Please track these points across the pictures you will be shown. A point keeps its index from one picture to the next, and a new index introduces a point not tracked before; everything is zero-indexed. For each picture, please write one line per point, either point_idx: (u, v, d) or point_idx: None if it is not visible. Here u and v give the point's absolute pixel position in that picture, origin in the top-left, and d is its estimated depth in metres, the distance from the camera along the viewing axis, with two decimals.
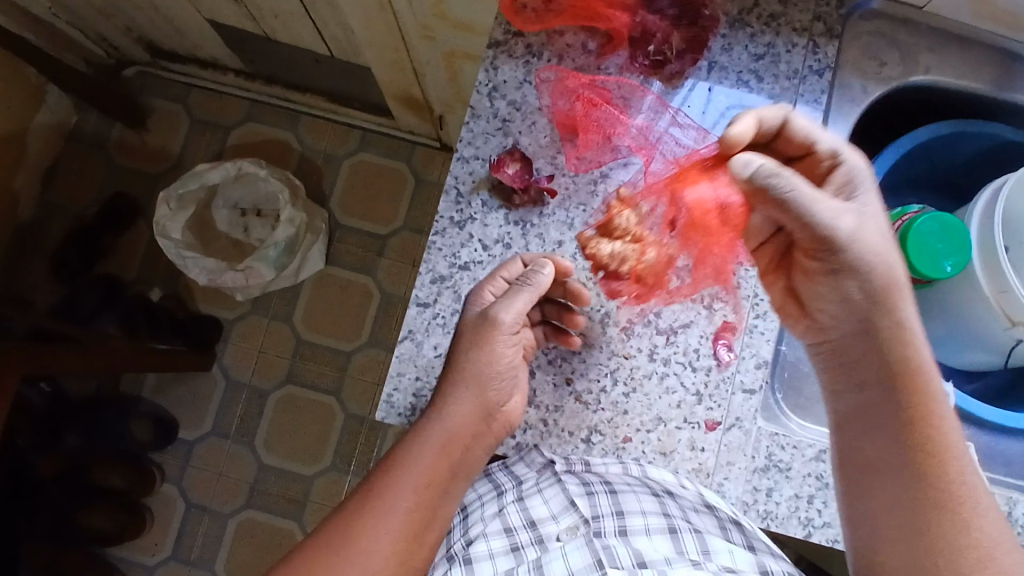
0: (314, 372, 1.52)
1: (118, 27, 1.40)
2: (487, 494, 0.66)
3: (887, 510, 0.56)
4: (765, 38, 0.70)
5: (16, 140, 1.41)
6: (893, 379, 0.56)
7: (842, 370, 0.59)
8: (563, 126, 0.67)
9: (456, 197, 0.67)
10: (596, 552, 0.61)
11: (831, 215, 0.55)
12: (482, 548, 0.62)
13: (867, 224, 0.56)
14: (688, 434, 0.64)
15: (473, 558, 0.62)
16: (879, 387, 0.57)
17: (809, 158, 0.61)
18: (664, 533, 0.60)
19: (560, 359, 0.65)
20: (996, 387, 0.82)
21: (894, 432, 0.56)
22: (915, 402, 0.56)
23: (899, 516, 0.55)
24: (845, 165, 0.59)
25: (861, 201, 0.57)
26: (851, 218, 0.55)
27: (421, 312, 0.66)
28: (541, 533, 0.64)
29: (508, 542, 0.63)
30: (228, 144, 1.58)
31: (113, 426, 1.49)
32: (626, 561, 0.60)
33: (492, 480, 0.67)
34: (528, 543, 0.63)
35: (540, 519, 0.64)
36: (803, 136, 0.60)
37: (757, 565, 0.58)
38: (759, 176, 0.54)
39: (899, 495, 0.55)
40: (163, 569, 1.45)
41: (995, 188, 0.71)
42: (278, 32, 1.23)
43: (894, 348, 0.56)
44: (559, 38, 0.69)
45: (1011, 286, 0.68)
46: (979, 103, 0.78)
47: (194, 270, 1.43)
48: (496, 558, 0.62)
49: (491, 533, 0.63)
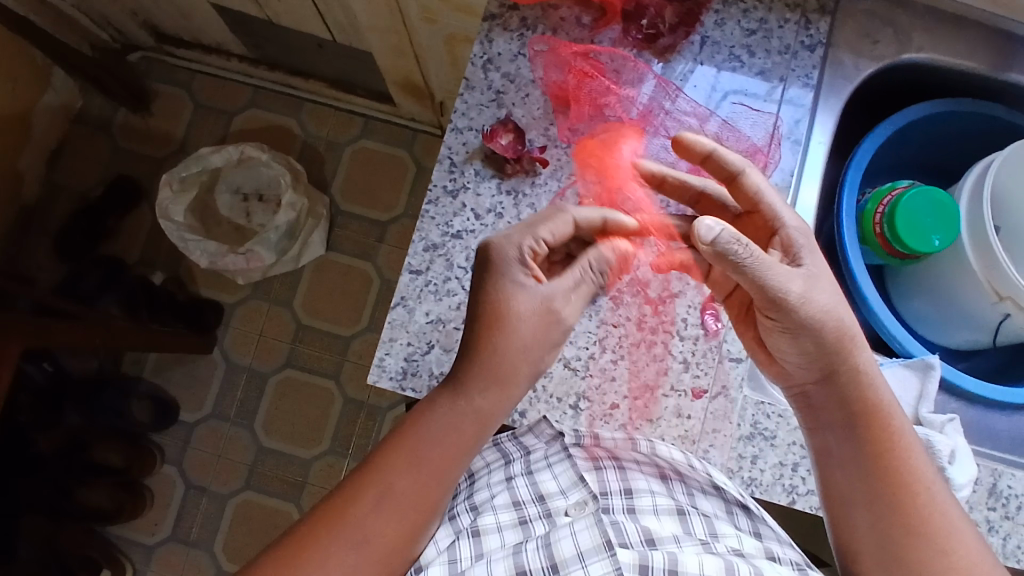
0: (314, 356, 1.53)
1: (123, 10, 1.41)
2: (494, 462, 0.66)
3: (868, 535, 0.58)
4: (758, 13, 0.71)
5: (22, 121, 1.43)
6: (856, 413, 0.60)
7: (811, 404, 0.62)
8: (556, 98, 0.68)
9: (449, 167, 0.68)
10: (605, 530, 0.57)
11: (784, 280, 0.57)
12: (490, 520, 0.61)
13: (817, 287, 0.59)
14: (675, 401, 0.66)
15: (480, 530, 0.61)
16: (842, 427, 0.60)
17: (758, 211, 0.63)
18: (672, 514, 0.60)
19: None
20: (985, 368, 0.83)
21: (862, 464, 0.59)
22: (880, 436, 0.59)
23: (879, 539, 0.58)
24: (788, 230, 0.61)
25: (808, 265, 0.60)
26: (802, 286, 0.58)
27: (414, 279, 0.67)
28: (549, 507, 0.62)
29: (516, 515, 0.62)
30: (231, 129, 1.59)
31: (111, 402, 1.50)
32: (635, 537, 0.58)
33: (500, 448, 0.67)
34: (537, 516, 0.62)
35: (549, 494, 0.63)
36: (752, 193, 0.62)
37: (764, 551, 0.58)
38: (721, 242, 0.55)
39: (876, 522, 0.58)
40: (162, 548, 1.47)
41: (983, 165, 0.73)
42: (280, 16, 1.24)
43: (857, 390, 0.60)
44: (554, 12, 0.70)
45: (999, 260, 0.68)
46: (973, 83, 0.79)
47: (195, 252, 1.43)
48: (504, 530, 0.61)
49: (499, 507, 0.62)
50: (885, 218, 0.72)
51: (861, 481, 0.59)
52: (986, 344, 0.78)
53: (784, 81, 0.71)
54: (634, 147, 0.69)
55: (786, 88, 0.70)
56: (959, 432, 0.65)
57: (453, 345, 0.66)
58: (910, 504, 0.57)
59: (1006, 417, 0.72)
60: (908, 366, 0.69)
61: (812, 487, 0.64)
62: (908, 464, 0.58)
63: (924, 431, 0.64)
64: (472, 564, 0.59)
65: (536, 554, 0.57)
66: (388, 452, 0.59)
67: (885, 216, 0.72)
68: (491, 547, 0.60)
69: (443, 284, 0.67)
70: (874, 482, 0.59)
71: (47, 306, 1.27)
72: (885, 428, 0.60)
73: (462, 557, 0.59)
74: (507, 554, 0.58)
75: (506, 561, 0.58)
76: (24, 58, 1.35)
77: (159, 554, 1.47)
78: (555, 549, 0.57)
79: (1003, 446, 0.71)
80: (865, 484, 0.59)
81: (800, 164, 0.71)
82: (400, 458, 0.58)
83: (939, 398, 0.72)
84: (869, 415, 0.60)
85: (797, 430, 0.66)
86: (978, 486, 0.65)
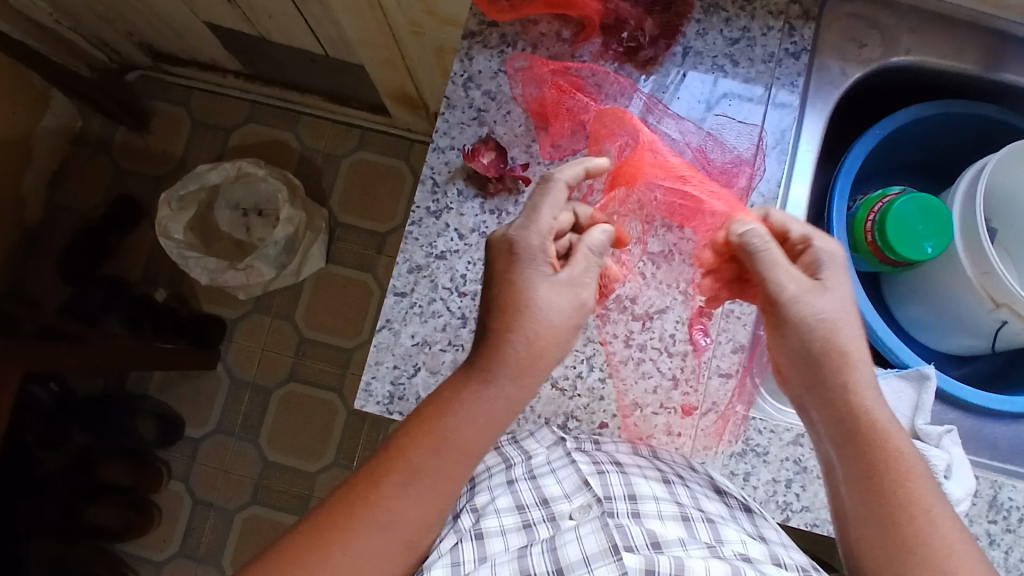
0: (316, 369, 1.53)
1: (119, 32, 1.41)
2: (495, 467, 0.64)
3: (866, 522, 0.55)
4: (740, 21, 0.70)
5: (23, 144, 1.44)
6: (844, 398, 0.57)
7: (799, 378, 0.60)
8: (537, 114, 0.68)
9: (432, 187, 0.68)
10: (610, 534, 0.55)
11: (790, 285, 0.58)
12: (493, 523, 0.58)
13: (825, 299, 0.58)
14: (664, 419, 0.67)
15: (484, 533, 0.58)
16: (830, 405, 0.58)
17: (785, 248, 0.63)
18: (676, 520, 0.57)
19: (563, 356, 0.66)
20: (984, 372, 0.82)
21: (850, 448, 0.57)
22: (878, 462, 0.56)
23: (876, 524, 0.55)
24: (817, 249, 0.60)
25: (829, 284, 0.59)
26: (800, 290, 0.58)
27: (398, 301, 0.66)
28: (553, 510, 0.59)
29: (519, 518, 0.59)
30: (229, 145, 1.60)
31: (118, 422, 1.51)
32: (640, 541, 0.55)
33: (500, 453, 0.65)
34: (541, 520, 0.59)
35: (553, 497, 0.60)
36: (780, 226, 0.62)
37: (770, 556, 0.56)
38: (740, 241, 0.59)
39: (875, 508, 0.55)
40: (171, 564, 1.48)
41: (976, 170, 0.71)
42: (273, 33, 1.24)
43: (848, 409, 0.57)
44: (534, 27, 0.70)
45: (994, 267, 0.67)
46: (964, 83, 0.77)
47: (195, 269, 1.44)
48: (508, 533, 0.58)
49: (503, 509, 0.59)
50: (875, 226, 0.71)
51: (866, 509, 0.55)
52: (984, 349, 0.77)
53: (769, 89, 0.70)
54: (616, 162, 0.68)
55: (772, 94, 0.70)
56: (957, 444, 0.65)
57: (439, 367, 0.66)
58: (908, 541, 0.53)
59: (1005, 425, 0.71)
60: (904, 377, 0.68)
61: (806, 504, 0.65)
62: (900, 476, 0.55)
63: (920, 445, 0.63)
64: (475, 567, 0.55)
65: (541, 558, 0.55)
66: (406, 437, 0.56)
67: (875, 224, 0.71)
68: (494, 550, 0.56)
69: (428, 305, 0.66)
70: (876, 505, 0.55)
71: (53, 327, 1.27)
72: (882, 452, 0.56)
73: (465, 559, 0.55)
74: (512, 557, 0.55)
75: (511, 565, 0.55)
76: (25, 83, 1.36)
77: (168, 570, 1.47)
78: (560, 553, 0.55)
79: (1002, 454, 0.70)
80: (872, 515, 0.55)
81: (787, 173, 0.71)
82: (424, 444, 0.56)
83: (936, 408, 0.71)
84: (872, 437, 0.56)
85: (789, 445, 0.66)
86: (977, 498, 0.64)
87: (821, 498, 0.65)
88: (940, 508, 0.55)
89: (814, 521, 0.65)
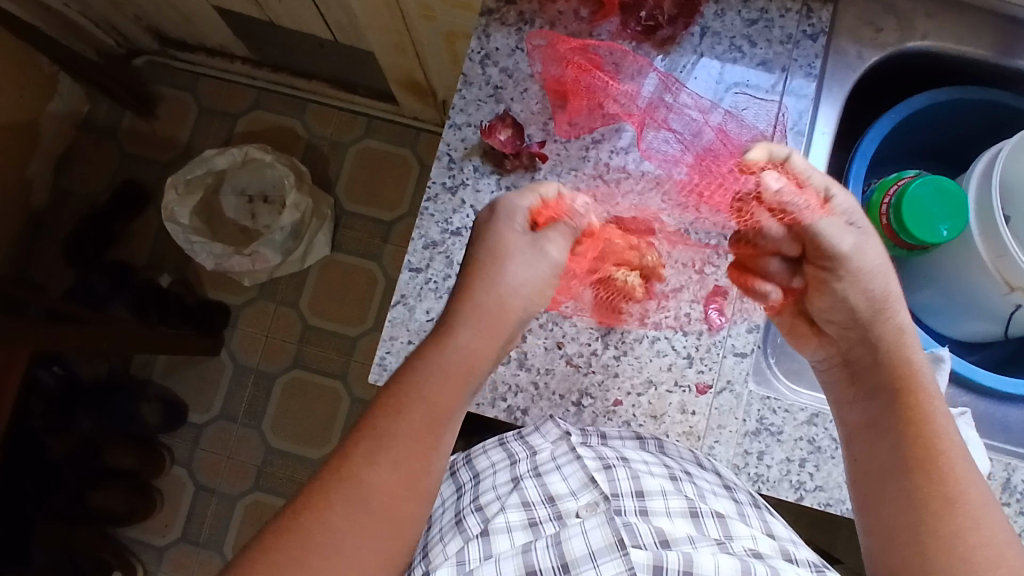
0: (321, 356, 1.53)
1: (127, 15, 1.40)
2: (500, 463, 0.66)
3: (897, 513, 0.57)
4: (758, 3, 0.70)
5: (29, 127, 1.42)
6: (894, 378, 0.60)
7: (854, 379, 0.63)
8: (554, 93, 0.68)
9: (448, 163, 0.69)
10: (617, 529, 0.56)
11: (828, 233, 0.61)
12: (500, 520, 0.59)
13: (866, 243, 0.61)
14: (678, 397, 0.67)
15: (490, 530, 0.58)
16: (887, 392, 0.60)
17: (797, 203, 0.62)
18: (685, 516, 0.58)
19: (586, 334, 0.67)
20: (999, 357, 0.84)
21: (895, 436, 0.59)
22: (920, 451, 0.57)
23: (907, 518, 0.56)
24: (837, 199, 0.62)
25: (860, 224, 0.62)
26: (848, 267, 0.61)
27: (413, 277, 0.67)
28: (559, 509, 0.60)
29: (525, 516, 0.59)
30: (236, 131, 1.59)
31: (123, 406, 1.51)
32: (648, 539, 0.56)
33: (506, 449, 0.67)
34: (548, 518, 0.59)
35: (559, 495, 0.61)
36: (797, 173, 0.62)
37: (781, 552, 0.57)
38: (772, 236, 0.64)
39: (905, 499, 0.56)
40: (173, 550, 1.47)
41: (992, 154, 0.72)
42: (281, 17, 1.23)
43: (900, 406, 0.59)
44: (551, 6, 0.70)
45: (1011, 251, 0.69)
46: (980, 68, 0.78)
47: (201, 255, 1.41)
48: (514, 531, 0.58)
49: (510, 507, 0.60)
50: (892, 208, 0.72)
51: (897, 509, 0.57)
52: (997, 334, 0.80)
53: (787, 71, 0.70)
54: (635, 141, 0.68)
55: (788, 78, 0.70)
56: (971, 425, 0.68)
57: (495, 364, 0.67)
58: (943, 541, 0.54)
59: (1016, 408, 0.73)
60: None
61: (819, 483, 0.66)
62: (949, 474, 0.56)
63: None
64: (480, 563, 0.56)
65: (545, 553, 0.56)
66: (386, 410, 0.56)
67: (890, 207, 0.73)
68: (500, 548, 0.57)
69: (442, 282, 0.67)
70: (913, 509, 0.56)
71: (58, 311, 1.25)
72: (931, 458, 0.56)
73: (470, 558, 0.56)
74: (516, 552, 0.56)
75: (515, 560, 0.56)
76: (30, 65, 1.35)
77: (170, 556, 1.47)
78: (565, 547, 0.56)
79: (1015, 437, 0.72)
80: (906, 508, 0.56)
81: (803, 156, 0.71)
82: (412, 416, 0.55)
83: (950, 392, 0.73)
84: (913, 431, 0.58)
85: (803, 424, 0.67)
86: (991, 480, 0.66)
87: (834, 478, 0.66)
88: (984, 521, 0.54)
89: (827, 500, 0.66)
